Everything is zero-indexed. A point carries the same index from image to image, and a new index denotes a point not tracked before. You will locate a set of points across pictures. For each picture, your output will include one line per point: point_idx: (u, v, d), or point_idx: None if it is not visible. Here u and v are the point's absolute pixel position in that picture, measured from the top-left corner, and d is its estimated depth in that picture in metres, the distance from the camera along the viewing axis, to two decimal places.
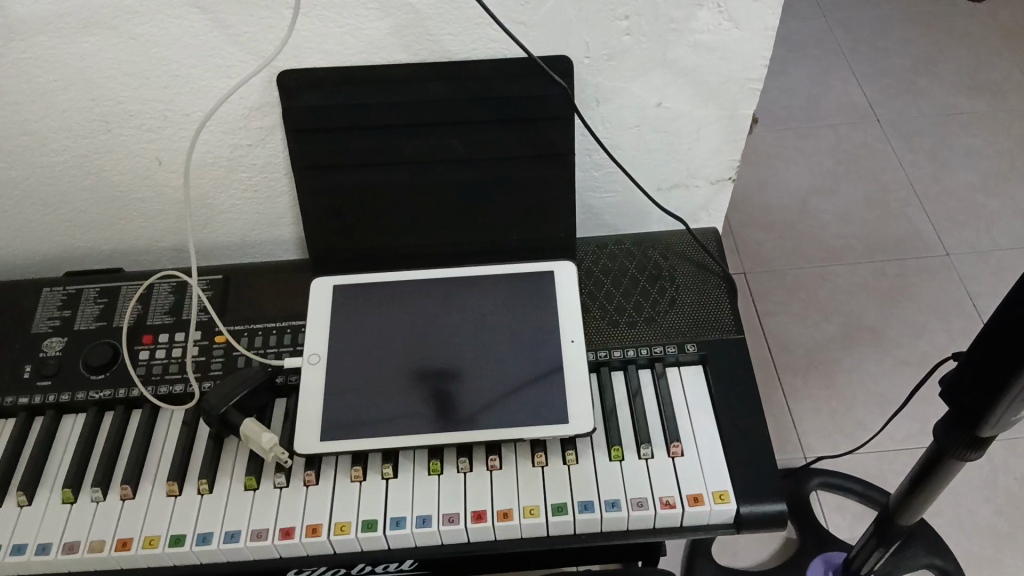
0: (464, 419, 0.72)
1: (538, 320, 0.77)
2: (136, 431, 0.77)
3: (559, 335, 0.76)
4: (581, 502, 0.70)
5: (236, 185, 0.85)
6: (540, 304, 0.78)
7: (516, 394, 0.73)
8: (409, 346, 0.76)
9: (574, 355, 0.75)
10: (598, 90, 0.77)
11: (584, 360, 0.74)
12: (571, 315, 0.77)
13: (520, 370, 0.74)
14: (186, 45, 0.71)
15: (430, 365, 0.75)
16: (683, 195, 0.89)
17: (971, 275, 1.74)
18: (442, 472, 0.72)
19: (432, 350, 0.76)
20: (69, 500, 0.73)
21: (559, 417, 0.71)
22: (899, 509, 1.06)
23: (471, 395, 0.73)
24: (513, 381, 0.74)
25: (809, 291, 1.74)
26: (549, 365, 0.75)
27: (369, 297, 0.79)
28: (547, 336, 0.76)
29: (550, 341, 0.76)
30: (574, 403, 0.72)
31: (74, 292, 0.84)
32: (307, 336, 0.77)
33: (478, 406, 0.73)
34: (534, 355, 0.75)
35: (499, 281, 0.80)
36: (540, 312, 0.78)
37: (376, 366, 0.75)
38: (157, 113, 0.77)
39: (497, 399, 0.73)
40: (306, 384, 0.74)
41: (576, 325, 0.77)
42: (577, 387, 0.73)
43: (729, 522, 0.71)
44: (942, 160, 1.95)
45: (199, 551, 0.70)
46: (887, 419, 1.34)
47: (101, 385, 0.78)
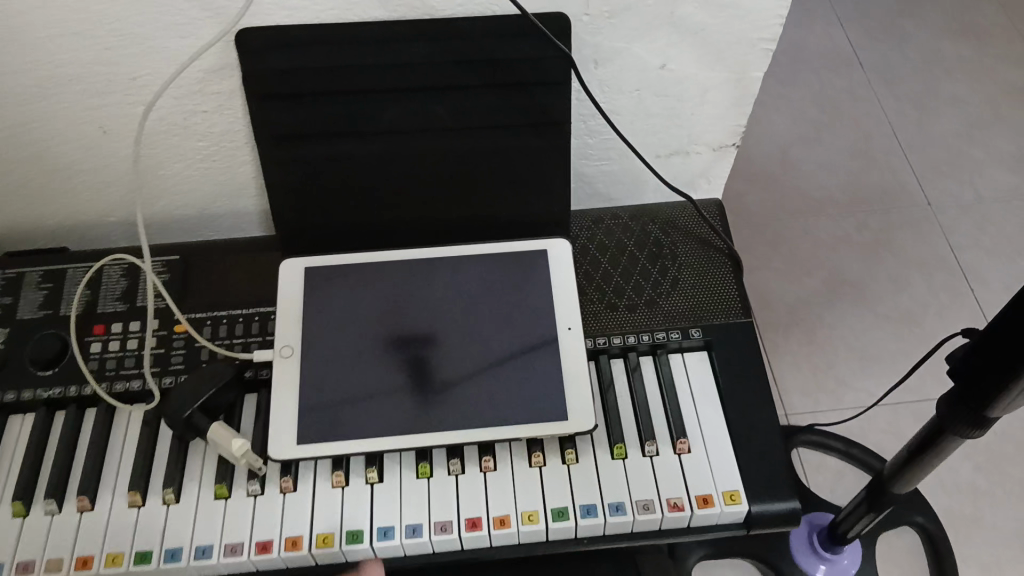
0: (453, 416, 0.66)
1: (532, 305, 0.71)
2: (91, 434, 0.70)
3: (555, 322, 0.70)
4: (584, 506, 0.65)
5: (192, 155, 0.76)
6: (533, 286, 0.72)
7: (509, 389, 0.67)
8: (389, 336, 0.69)
9: (572, 344, 0.69)
10: (597, 50, 0.70)
11: (582, 350, 0.69)
12: (568, 299, 0.71)
13: (513, 360, 0.68)
14: (133, 1, 0.62)
15: (411, 347, 0.69)
16: (683, 162, 0.83)
17: (952, 226, 1.71)
18: (431, 476, 0.66)
19: (414, 341, 0.69)
20: (20, 514, 0.66)
21: (558, 414, 0.66)
22: (893, 477, 1.03)
23: (455, 367, 0.68)
24: (507, 374, 0.68)
25: (791, 244, 1.70)
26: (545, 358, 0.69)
27: (344, 279, 0.72)
28: (542, 322, 0.70)
29: (544, 328, 0.70)
30: (573, 399, 0.67)
31: (15, 276, 0.75)
32: (278, 325, 0.70)
33: (468, 401, 0.67)
34: (528, 344, 0.69)
35: (488, 260, 0.73)
36: (534, 295, 0.72)
37: (354, 359, 0.68)
38: (101, 77, 0.68)
39: (488, 394, 0.67)
40: (278, 382, 0.67)
41: (573, 310, 0.71)
42: (576, 380, 0.68)
43: (738, 522, 0.67)
44: (925, 107, 1.90)
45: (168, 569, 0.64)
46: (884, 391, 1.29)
47: (50, 382, 0.71)
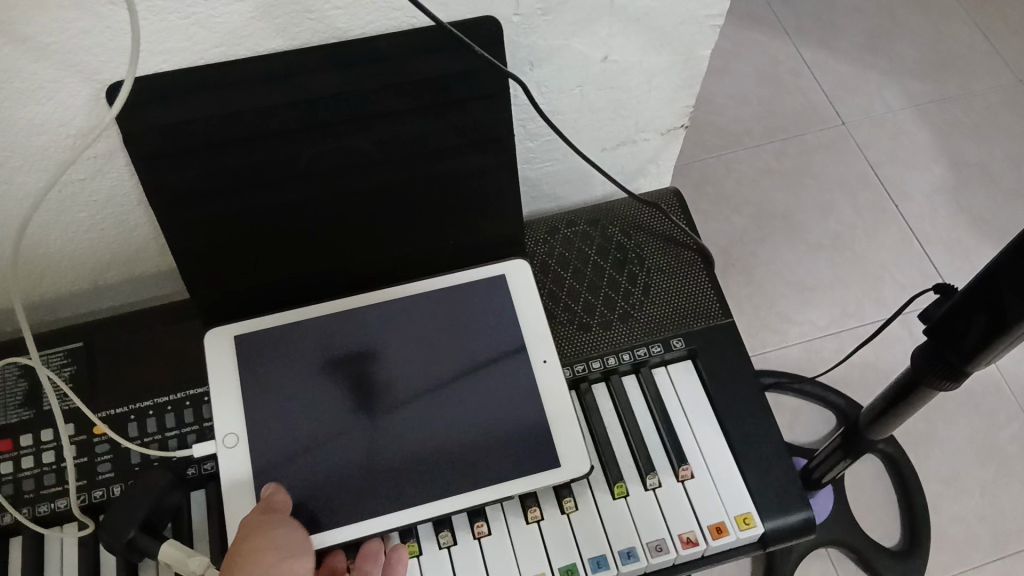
0: (427, 482, 0.58)
1: (500, 338, 0.63)
2: (21, 566, 0.62)
3: (527, 353, 0.63)
4: (593, 559, 0.60)
5: (76, 224, 0.65)
6: (497, 317, 0.64)
7: (490, 439, 0.60)
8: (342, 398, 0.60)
9: (549, 379, 0.62)
10: (533, 51, 0.62)
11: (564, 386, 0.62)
12: (538, 327, 0.64)
13: (489, 405, 0.61)
14: None
15: (357, 389, 0.61)
16: (631, 151, 0.77)
17: (869, 142, 1.71)
18: (421, 553, 0.60)
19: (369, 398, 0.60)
20: None
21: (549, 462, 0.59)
22: (871, 425, 1.01)
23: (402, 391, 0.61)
24: (484, 422, 0.60)
25: (716, 182, 1.67)
26: (525, 400, 0.61)
27: (278, 339, 0.62)
28: (514, 356, 0.63)
29: (516, 363, 0.62)
30: (562, 438, 0.60)
31: None
32: (214, 408, 0.60)
33: (442, 463, 0.59)
34: (501, 384, 0.62)
35: (442, 295, 0.65)
36: (500, 328, 0.64)
37: (306, 434, 0.59)
38: None
39: (464, 449, 0.59)
40: (228, 478, 0.58)
41: (547, 338, 0.64)
42: (564, 420, 0.61)
43: (753, 542, 0.63)
44: (826, 23, 1.88)
45: None
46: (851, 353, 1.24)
47: None
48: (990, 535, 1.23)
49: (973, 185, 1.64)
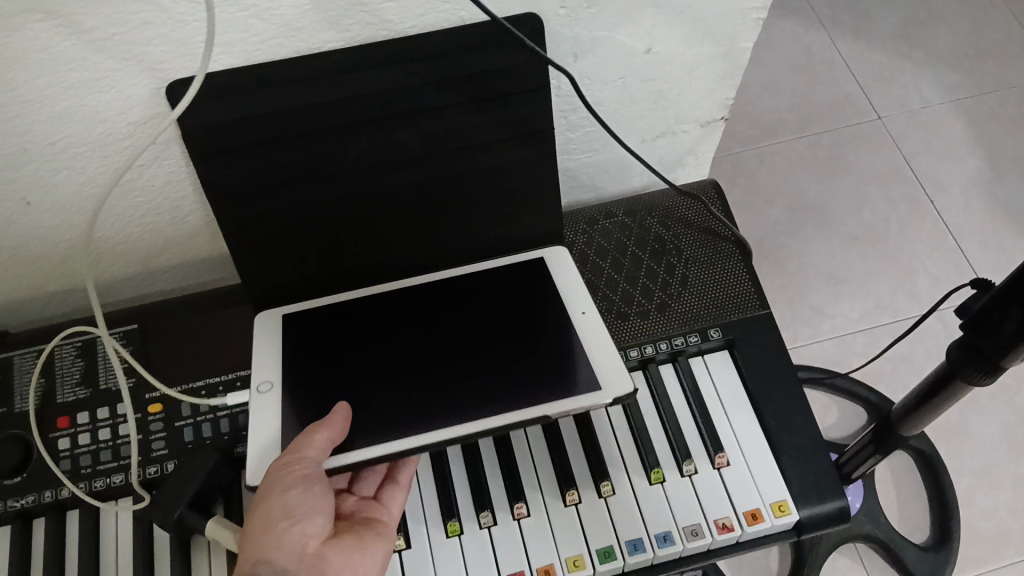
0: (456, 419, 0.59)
1: (540, 303, 0.66)
2: (78, 538, 0.64)
3: (567, 309, 0.65)
4: (630, 542, 0.61)
5: (133, 212, 0.68)
6: (535, 283, 0.67)
7: (527, 380, 0.61)
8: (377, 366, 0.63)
9: (591, 327, 0.64)
10: (577, 42, 0.63)
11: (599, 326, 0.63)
12: (576, 287, 0.66)
13: (523, 355, 0.63)
14: (35, 61, 0.53)
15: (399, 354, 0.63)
16: (670, 142, 0.78)
17: (905, 134, 1.69)
18: (462, 533, 0.62)
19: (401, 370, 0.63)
20: None
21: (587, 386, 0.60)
22: (903, 419, 1.01)
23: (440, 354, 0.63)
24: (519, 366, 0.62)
25: (748, 175, 1.67)
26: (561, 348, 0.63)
27: (317, 316, 0.66)
28: (554, 316, 0.65)
29: (556, 320, 0.65)
30: (606, 368, 0.61)
31: None
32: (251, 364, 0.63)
33: (473, 402, 0.60)
34: (538, 339, 0.64)
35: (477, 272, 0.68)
36: (539, 293, 0.66)
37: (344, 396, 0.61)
38: (13, 149, 0.59)
39: (495, 394, 0.60)
40: (259, 420, 0.60)
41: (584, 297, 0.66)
42: (607, 355, 0.62)
43: (788, 530, 0.64)
44: (862, 13, 1.87)
45: None
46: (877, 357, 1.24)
47: (21, 491, 0.64)
48: (1021, 530, 1.23)
49: (1009, 177, 1.63)
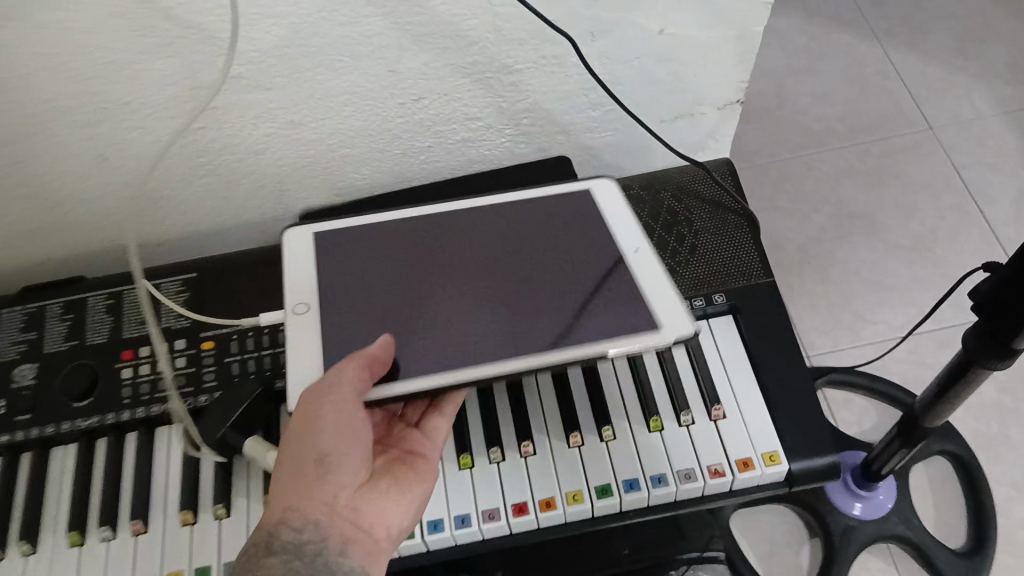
0: (499, 356, 0.59)
1: (590, 237, 0.66)
2: (135, 458, 0.71)
3: (619, 246, 0.65)
4: (626, 481, 0.66)
5: (198, 171, 0.77)
6: (587, 219, 0.67)
7: (573, 320, 0.61)
8: (417, 294, 0.64)
9: (643, 260, 0.64)
10: (596, 23, 0.68)
11: (653, 262, 0.63)
12: (624, 222, 0.66)
13: (578, 291, 0.63)
14: (113, 25, 0.61)
15: (449, 290, 0.64)
16: (690, 124, 0.83)
17: (956, 146, 1.69)
18: (473, 466, 0.67)
19: (443, 299, 0.64)
20: (77, 544, 0.68)
21: (645, 327, 0.59)
22: (927, 411, 1.02)
23: (486, 290, 0.64)
24: (567, 304, 0.62)
25: (795, 182, 1.68)
26: (617, 281, 0.63)
27: (350, 239, 0.68)
28: (606, 252, 0.65)
29: (611, 257, 0.65)
30: (659, 312, 0.60)
31: (36, 311, 0.75)
32: (286, 286, 0.65)
33: (527, 341, 0.60)
34: (586, 277, 0.64)
35: (523, 205, 0.69)
36: (591, 228, 0.67)
37: (378, 321, 0.63)
38: (94, 107, 0.67)
39: (548, 330, 0.61)
40: (295, 341, 0.62)
41: (634, 231, 0.66)
42: (663, 298, 0.61)
43: (781, 482, 0.67)
44: (917, 27, 1.88)
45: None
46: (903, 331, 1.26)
47: (87, 412, 0.72)
48: None
49: None
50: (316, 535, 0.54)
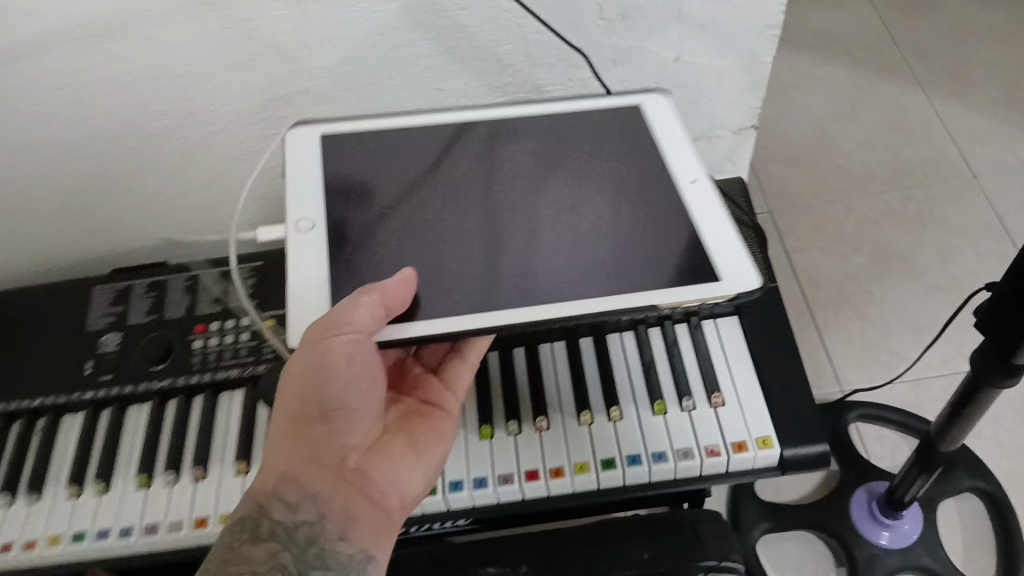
0: (548, 283, 0.61)
1: (638, 161, 0.67)
2: (198, 417, 0.81)
3: (674, 178, 0.66)
4: (629, 456, 0.72)
5: (269, 173, 0.88)
6: (636, 143, 0.69)
7: (628, 252, 0.62)
8: (429, 205, 0.66)
9: (695, 193, 0.64)
10: (616, 50, 0.78)
11: (711, 197, 0.64)
12: (680, 154, 0.67)
13: (628, 228, 0.63)
14: (205, 43, 0.71)
15: (493, 213, 0.65)
16: (707, 147, 0.92)
17: (997, 193, 1.72)
18: (493, 436, 0.75)
19: (460, 215, 0.65)
20: (145, 486, 0.78)
21: (707, 275, 0.60)
22: (941, 436, 1.06)
23: (531, 215, 0.65)
24: (620, 233, 0.63)
25: (835, 224, 1.72)
26: (671, 220, 0.63)
27: (353, 142, 0.69)
28: (657, 182, 0.66)
29: (666, 185, 0.65)
30: (721, 261, 0.60)
31: (124, 288, 0.87)
32: (290, 204, 0.65)
33: (574, 281, 0.60)
34: (638, 204, 0.65)
35: (550, 124, 0.70)
36: (637, 151, 0.68)
37: (388, 234, 0.64)
38: (184, 113, 0.78)
39: (597, 267, 0.61)
40: (301, 256, 0.63)
41: (692, 162, 0.66)
42: (722, 245, 0.61)
43: (773, 467, 0.73)
44: (961, 79, 1.92)
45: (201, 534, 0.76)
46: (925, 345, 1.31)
47: (162, 375, 0.82)
48: None
49: None
50: (317, 509, 0.61)
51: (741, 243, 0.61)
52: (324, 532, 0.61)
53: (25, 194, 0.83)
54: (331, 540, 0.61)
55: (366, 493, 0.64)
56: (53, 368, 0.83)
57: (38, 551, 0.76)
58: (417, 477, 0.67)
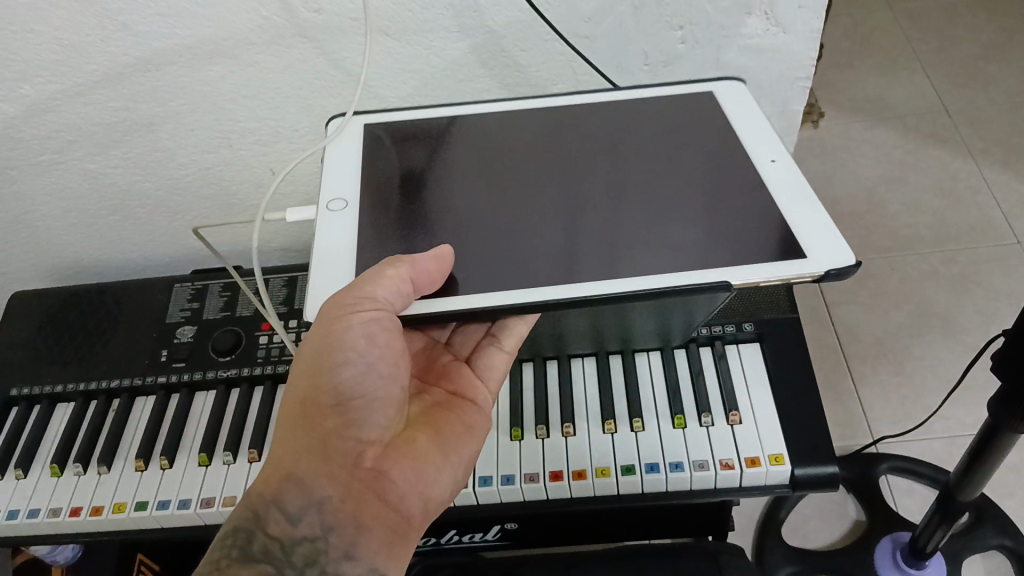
0: (619, 253, 0.60)
1: (713, 143, 0.69)
2: (259, 405, 0.89)
3: (753, 160, 0.66)
4: (648, 464, 0.78)
5: None
6: (711, 124, 0.70)
7: (709, 228, 0.61)
8: (501, 181, 0.68)
9: (775, 170, 0.64)
10: None
11: (790, 173, 0.64)
12: (767, 137, 0.67)
13: (699, 203, 0.64)
14: (297, 70, 0.81)
15: (557, 190, 0.67)
16: None
17: None
18: (523, 438, 0.82)
19: (531, 191, 0.67)
20: (205, 463, 0.86)
21: (793, 254, 0.58)
22: (960, 482, 1.08)
23: (596, 190, 0.66)
24: (698, 209, 0.63)
25: None
26: (745, 196, 0.63)
27: (434, 124, 0.73)
28: (738, 161, 0.67)
29: (745, 165, 0.66)
30: (808, 240, 0.59)
31: (201, 288, 0.96)
32: (321, 186, 0.70)
33: (641, 253, 0.60)
34: (714, 181, 0.65)
35: (620, 109, 0.73)
36: (712, 133, 0.69)
37: (449, 205, 0.67)
38: (270, 130, 0.88)
39: (670, 242, 0.61)
40: (335, 230, 0.66)
41: (776, 146, 0.67)
42: (807, 223, 0.60)
43: (785, 483, 0.78)
44: None
45: None
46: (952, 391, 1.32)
47: (229, 365, 0.91)
48: None
49: None
50: (321, 518, 0.62)
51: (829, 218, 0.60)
52: (328, 548, 0.62)
53: (131, 195, 0.94)
54: (334, 555, 0.62)
55: (380, 492, 0.65)
56: (134, 353, 0.92)
57: (104, 516, 0.83)
58: (442, 482, 0.68)
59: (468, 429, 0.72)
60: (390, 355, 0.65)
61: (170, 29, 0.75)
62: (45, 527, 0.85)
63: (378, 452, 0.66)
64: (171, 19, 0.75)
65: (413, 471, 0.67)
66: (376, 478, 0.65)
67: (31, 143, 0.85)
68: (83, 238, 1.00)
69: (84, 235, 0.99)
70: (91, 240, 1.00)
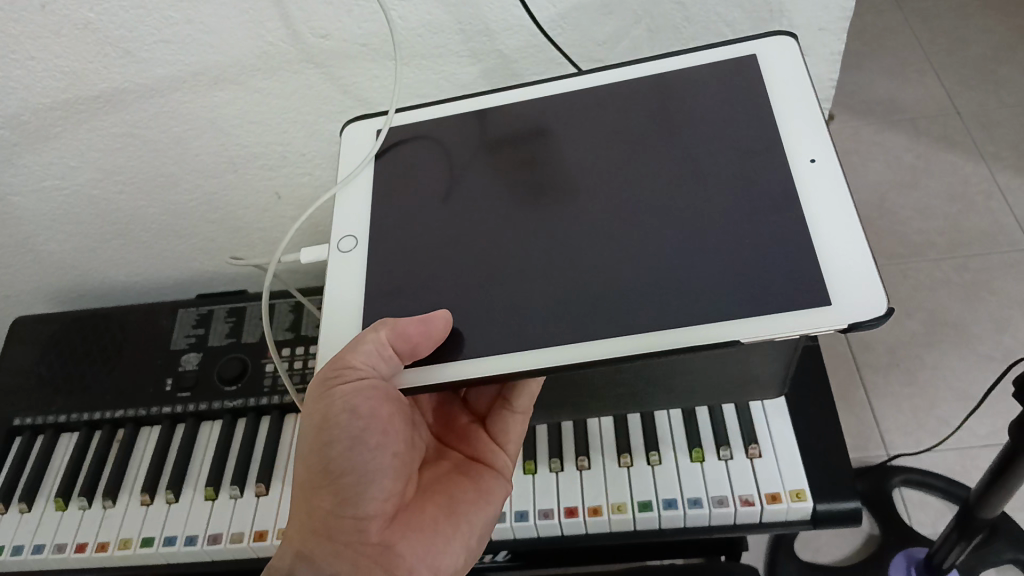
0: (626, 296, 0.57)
1: (747, 133, 0.61)
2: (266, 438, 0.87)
3: (791, 156, 0.59)
4: (665, 499, 0.77)
5: None
6: (730, 110, 0.62)
7: (724, 256, 0.56)
8: (499, 199, 0.64)
9: (813, 175, 0.58)
10: None
11: (833, 182, 0.57)
12: (808, 126, 0.60)
13: (708, 220, 0.58)
14: (305, 96, 0.79)
15: (561, 210, 0.62)
16: None
17: None
18: (536, 472, 0.81)
19: (535, 208, 0.63)
20: (211, 497, 0.84)
21: (815, 297, 0.53)
22: (982, 501, 1.06)
23: (602, 209, 0.61)
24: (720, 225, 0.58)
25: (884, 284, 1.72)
26: (768, 210, 0.57)
27: (429, 130, 0.69)
28: (772, 158, 0.59)
29: (779, 164, 0.59)
30: (845, 280, 0.53)
31: (207, 313, 0.94)
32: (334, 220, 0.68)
33: (647, 297, 0.56)
34: (747, 186, 0.59)
35: (631, 90, 0.66)
36: (732, 120, 0.62)
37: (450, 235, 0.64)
38: (276, 155, 0.86)
39: (674, 278, 0.57)
40: (341, 275, 0.65)
41: (822, 139, 0.59)
42: (844, 251, 0.54)
43: (806, 519, 0.76)
44: None
45: (257, 547, 0.81)
46: (973, 407, 1.29)
47: (235, 395, 0.89)
48: None
49: None
50: None
51: (869, 251, 0.54)
52: None
53: (134, 220, 0.92)
54: None
55: (388, 566, 0.64)
56: (139, 381, 0.90)
57: (110, 553, 0.82)
58: (453, 546, 0.67)
59: (480, 494, 0.71)
60: (382, 420, 0.64)
61: (172, 55, 0.73)
62: (52, 563, 0.84)
63: (383, 524, 0.65)
64: (174, 47, 0.72)
65: (420, 543, 0.66)
66: (382, 553, 0.64)
67: (32, 170, 0.83)
68: (85, 261, 0.98)
69: (84, 258, 0.97)
70: (93, 264, 0.98)
